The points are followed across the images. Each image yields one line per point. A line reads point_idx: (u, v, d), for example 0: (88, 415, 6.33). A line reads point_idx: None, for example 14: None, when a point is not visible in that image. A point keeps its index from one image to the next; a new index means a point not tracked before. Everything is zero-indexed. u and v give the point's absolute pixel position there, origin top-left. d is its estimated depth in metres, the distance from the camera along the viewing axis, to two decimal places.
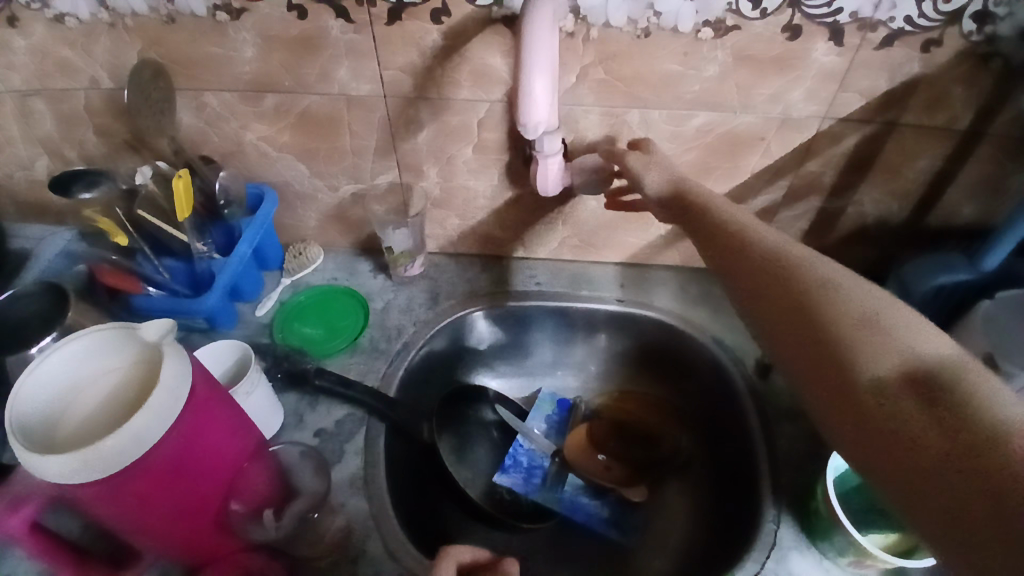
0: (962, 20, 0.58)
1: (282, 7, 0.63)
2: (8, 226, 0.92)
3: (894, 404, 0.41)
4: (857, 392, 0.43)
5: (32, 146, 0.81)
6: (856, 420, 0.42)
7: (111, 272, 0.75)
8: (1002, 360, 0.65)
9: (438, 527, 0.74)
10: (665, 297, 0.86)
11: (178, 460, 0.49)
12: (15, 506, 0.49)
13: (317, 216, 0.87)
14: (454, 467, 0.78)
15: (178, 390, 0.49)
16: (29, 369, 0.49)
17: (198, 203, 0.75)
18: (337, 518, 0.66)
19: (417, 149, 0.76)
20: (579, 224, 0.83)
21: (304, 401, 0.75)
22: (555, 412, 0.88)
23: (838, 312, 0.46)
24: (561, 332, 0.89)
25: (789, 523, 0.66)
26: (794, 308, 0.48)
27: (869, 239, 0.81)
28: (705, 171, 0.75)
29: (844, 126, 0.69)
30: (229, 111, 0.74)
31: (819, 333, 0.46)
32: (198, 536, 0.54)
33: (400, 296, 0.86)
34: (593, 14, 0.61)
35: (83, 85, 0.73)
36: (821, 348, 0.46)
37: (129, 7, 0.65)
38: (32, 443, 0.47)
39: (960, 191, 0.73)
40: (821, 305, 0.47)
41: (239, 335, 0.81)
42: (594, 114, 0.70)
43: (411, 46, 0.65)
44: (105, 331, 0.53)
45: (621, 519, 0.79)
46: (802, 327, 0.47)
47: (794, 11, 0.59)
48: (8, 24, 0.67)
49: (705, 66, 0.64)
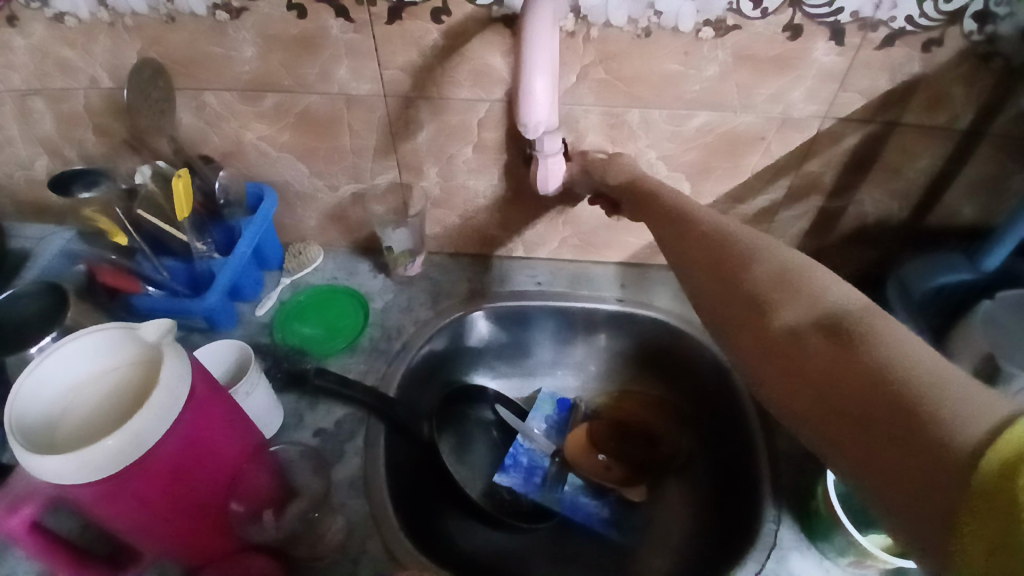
0: (962, 19, 0.58)
1: (281, 7, 0.63)
2: (8, 226, 0.92)
3: (814, 354, 0.42)
4: (783, 349, 0.44)
5: (32, 146, 0.81)
6: (789, 378, 0.43)
7: (111, 272, 0.75)
8: (1002, 360, 0.65)
9: (439, 526, 0.74)
10: (665, 297, 0.86)
11: (177, 460, 0.49)
12: (15, 507, 0.49)
13: (317, 216, 0.87)
14: (454, 466, 0.80)
15: (178, 390, 0.49)
16: (29, 369, 0.49)
17: (198, 203, 0.76)
18: (337, 518, 0.65)
19: (418, 149, 0.76)
20: (579, 224, 0.83)
21: (304, 401, 0.75)
22: (555, 413, 0.88)
23: (760, 279, 0.48)
24: (560, 332, 0.89)
25: (789, 523, 0.66)
26: (726, 280, 0.50)
27: (869, 239, 0.81)
28: (705, 171, 0.75)
29: (844, 126, 0.69)
30: (228, 111, 0.74)
31: (748, 300, 0.48)
32: (197, 535, 0.54)
33: (400, 296, 0.86)
34: (593, 13, 0.61)
35: (83, 84, 0.73)
36: (750, 316, 0.48)
37: (128, 7, 0.65)
38: (31, 443, 0.47)
39: (960, 191, 0.73)
40: (746, 274, 0.49)
41: (239, 334, 0.81)
42: (594, 114, 0.70)
43: (411, 46, 0.65)
44: (105, 331, 0.53)
45: (621, 520, 0.80)
46: (733, 300, 0.49)
47: (795, 11, 0.59)
48: (8, 23, 0.67)
49: (705, 66, 0.64)
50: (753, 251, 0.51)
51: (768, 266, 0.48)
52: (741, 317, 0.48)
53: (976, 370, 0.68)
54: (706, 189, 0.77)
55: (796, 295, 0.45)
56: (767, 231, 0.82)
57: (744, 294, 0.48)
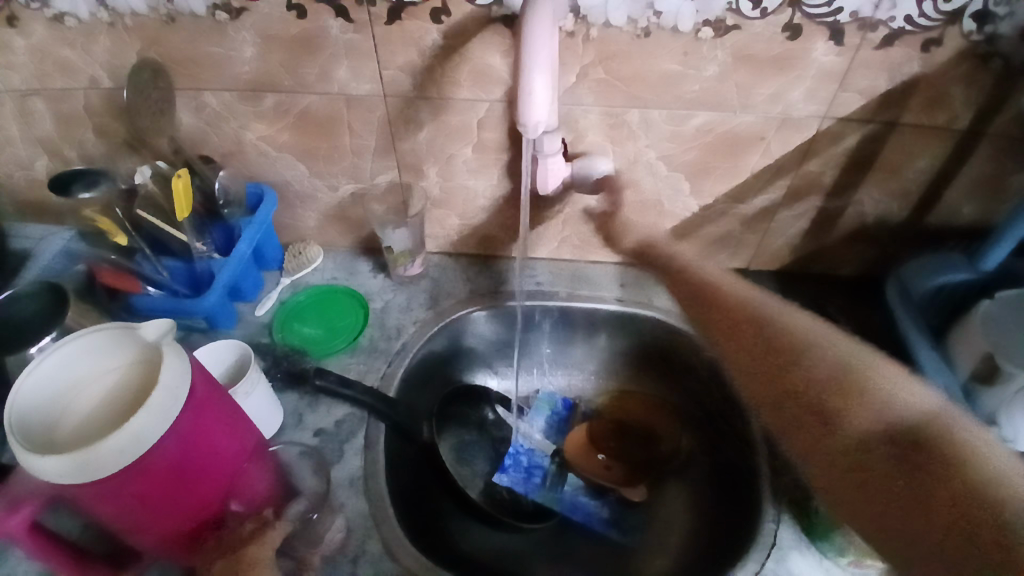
0: (961, 19, 0.58)
1: (281, 6, 0.63)
2: (8, 226, 0.92)
3: (877, 462, 0.53)
4: (850, 455, 0.54)
5: (32, 146, 0.81)
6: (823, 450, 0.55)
7: (111, 272, 0.75)
8: (1002, 360, 0.65)
9: (438, 524, 0.74)
10: (665, 297, 0.86)
11: (178, 458, 0.49)
12: (15, 506, 0.49)
13: (317, 216, 0.87)
14: (453, 467, 0.79)
15: (178, 389, 0.49)
16: (29, 370, 0.49)
17: (198, 203, 0.76)
18: (337, 519, 0.66)
19: (417, 148, 0.76)
20: (580, 224, 0.83)
21: (304, 401, 0.75)
22: (554, 412, 0.89)
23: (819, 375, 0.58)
24: (561, 332, 0.89)
25: (789, 523, 0.66)
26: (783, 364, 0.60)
27: (868, 238, 0.81)
28: (705, 171, 0.75)
29: (844, 126, 0.69)
30: (228, 111, 0.74)
31: (813, 398, 0.57)
32: (195, 533, 0.54)
33: (400, 296, 0.86)
34: (592, 13, 0.61)
35: (82, 84, 0.73)
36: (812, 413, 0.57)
37: (128, 7, 0.65)
38: (31, 443, 0.47)
39: (960, 192, 0.73)
40: (801, 371, 0.59)
41: (239, 335, 0.81)
42: (594, 114, 0.70)
43: (411, 46, 0.65)
44: (106, 331, 0.53)
45: (621, 519, 0.80)
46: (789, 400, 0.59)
47: (794, 11, 0.59)
48: (9, 24, 0.67)
49: (704, 66, 0.64)
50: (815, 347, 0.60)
51: (822, 371, 0.58)
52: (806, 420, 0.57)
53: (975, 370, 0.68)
54: (706, 189, 0.77)
55: (858, 405, 0.56)
56: (767, 231, 0.82)
57: (798, 396, 0.58)
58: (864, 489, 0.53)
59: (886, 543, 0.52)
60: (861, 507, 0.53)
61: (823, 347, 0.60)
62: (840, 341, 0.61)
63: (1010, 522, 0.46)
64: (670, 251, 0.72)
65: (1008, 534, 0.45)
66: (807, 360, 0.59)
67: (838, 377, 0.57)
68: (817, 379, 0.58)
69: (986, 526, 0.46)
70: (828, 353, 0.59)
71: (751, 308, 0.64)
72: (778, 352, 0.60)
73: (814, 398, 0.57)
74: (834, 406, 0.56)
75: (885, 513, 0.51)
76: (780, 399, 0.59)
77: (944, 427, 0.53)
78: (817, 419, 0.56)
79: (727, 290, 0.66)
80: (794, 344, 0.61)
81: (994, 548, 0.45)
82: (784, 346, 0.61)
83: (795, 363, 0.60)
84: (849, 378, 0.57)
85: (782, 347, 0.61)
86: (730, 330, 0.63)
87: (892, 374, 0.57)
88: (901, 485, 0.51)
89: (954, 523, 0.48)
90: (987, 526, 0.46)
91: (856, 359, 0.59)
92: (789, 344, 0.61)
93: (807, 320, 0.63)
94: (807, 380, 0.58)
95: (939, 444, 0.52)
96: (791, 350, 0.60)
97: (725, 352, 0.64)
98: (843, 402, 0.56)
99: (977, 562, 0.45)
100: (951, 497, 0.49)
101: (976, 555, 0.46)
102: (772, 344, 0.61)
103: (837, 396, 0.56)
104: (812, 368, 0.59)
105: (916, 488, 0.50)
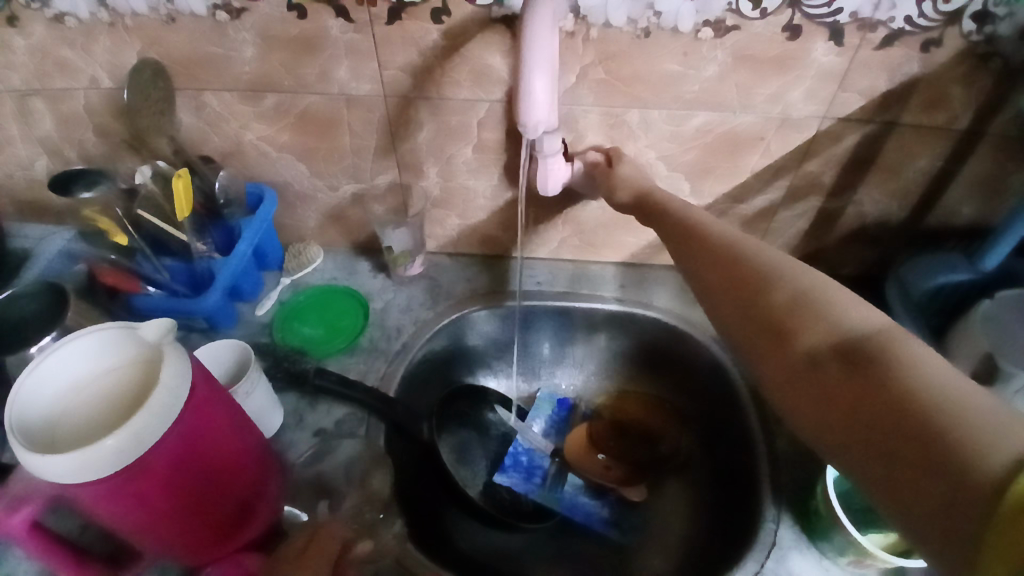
0: (961, 20, 0.58)
1: (282, 7, 0.63)
2: (8, 226, 0.92)
3: (836, 383, 0.42)
4: (805, 377, 0.44)
5: (32, 146, 0.81)
6: (791, 391, 0.46)
7: (111, 272, 0.75)
8: (1001, 360, 0.65)
9: (438, 525, 0.73)
10: (664, 297, 0.86)
11: (179, 456, 0.49)
12: (15, 506, 0.49)
13: (317, 217, 0.87)
14: (453, 468, 0.78)
15: (178, 389, 0.49)
16: (29, 369, 0.49)
17: (198, 203, 0.76)
18: (397, 523, 0.67)
19: (417, 149, 0.76)
20: (580, 224, 0.83)
21: (304, 401, 0.75)
22: (555, 412, 0.89)
23: (777, 298, 0.48)
24: (560, 332, 0.89)
25: (788, 522, 0.66)
26: (727, 271, 0.52)
27: (868, 239, 0.81)
28: (705, 171, 0.75)
29: (844, 127, 0.69)
30: (229, 111, 0.74)
31: (764, 318, 0.48)
32: (197, 533, 0.54)
33: (400, 296, 0.86)
34: (593, 13, 0.61)
35: (83, 84, 0.73)
36: (749, 303, 0.49)
37: (129, 7, 0.65)
38: (31, 443, 0.47)
39: (960, 192, 0.73)
40: (762, 294, 0.49)
41: (238, 334, 0.81)
42: (594, 114, 0.70)
43: (411, 46, 0.65)
44: (106, 330, 0.53)
45: (621, 519, 0.80)
46: (749, 323, 0.49)
47: (794, 11, 0.59)
48: (9, 24, 0.67)
49: (705, 66, 0.64)
50: (752, 261, 0.51)
51: (786, 288, 0.48)
52: (756, 338, 0.49)
53: (975, 369, 0.68)
54: (706, 190, 0.78)
55: (814, 320, 0.45)
56: (767, 230, 0.82)
57: (757, 314, 0.49)
58: (822, 403, 0.43)
59: (867, 476, 0.39)
60: (826, 428, 0.42)
61: (783, 265, 0.50)
62: (805, 268, 0.50)
63: (976, 456, 0.33)
64: (662, 197, 0.63)
65: (973, 471, 0.33)
66: (774, 283, 0.49)
67: (791, 295, 0.47)
68: (767, 297, 0.48)
69: (957, 459, 0.34)
70: (785, 270, 0.49)
71: (717, 237, 0.55)
72: (729, 269, 0.52)
73: (753, 293, 0.50)
74: (783, 327, 0.47)
75: (843, 432, 0.41)
76: (741, 322, 0.50)
77: (897, 343, 0.41)
78: (777, 336, 0.47)
79: (695, 220, 0.58)
80: (728, 256, 0.53)
81: (949, 479, 0.34)
82: (756, 276, 0.50)
83: (762, 288, 0.49)
84: (805, 296, 0.47)
85: (719, 261, 0.53)
86: (706, 260, 0.54)
87: (847, 292, 0.47)
88: (856, 413, 0.40)
89: (925, 445, 0.35)
90: (954, 456, 0.34)
91: (813, 279, 0.48)
92: (727, 254, 0.53)
93: (744, 236, 0.55)
94: (763, 296, 0.49)
95: (886, 358, 0.40)
96: (729, 266, 0.52)
97: (686, 278, 0.57)
98: (794, 323, 0.46)
99: (944, 499, 0.34)
100: (926, 416, 0.36)
101: (945, 483, 0.34)
102: (719, 261, 0.53)
103: (790, 313, 0.47)
104: (771, 289, 0.49)
105: (883, 404, 0.39)
